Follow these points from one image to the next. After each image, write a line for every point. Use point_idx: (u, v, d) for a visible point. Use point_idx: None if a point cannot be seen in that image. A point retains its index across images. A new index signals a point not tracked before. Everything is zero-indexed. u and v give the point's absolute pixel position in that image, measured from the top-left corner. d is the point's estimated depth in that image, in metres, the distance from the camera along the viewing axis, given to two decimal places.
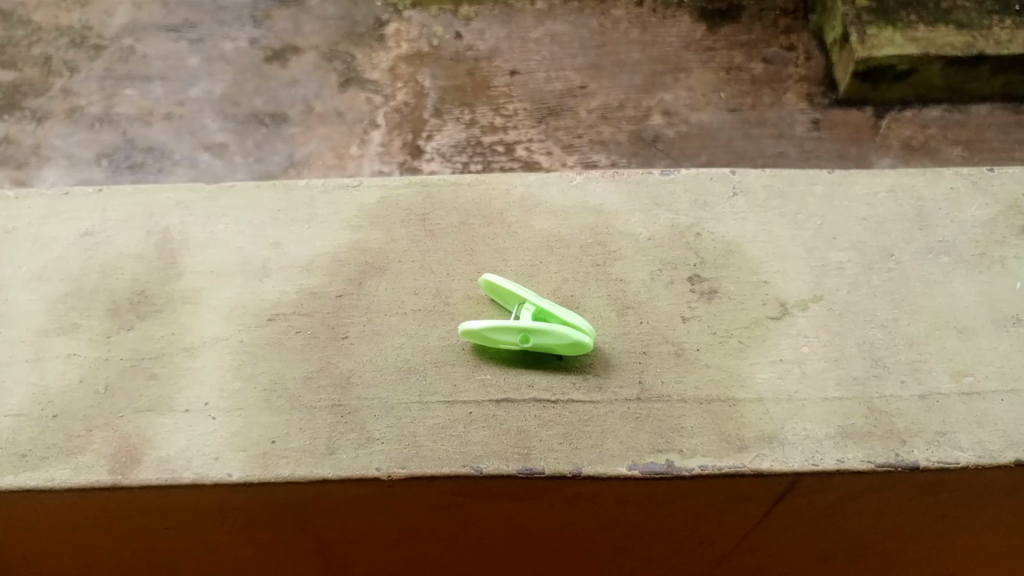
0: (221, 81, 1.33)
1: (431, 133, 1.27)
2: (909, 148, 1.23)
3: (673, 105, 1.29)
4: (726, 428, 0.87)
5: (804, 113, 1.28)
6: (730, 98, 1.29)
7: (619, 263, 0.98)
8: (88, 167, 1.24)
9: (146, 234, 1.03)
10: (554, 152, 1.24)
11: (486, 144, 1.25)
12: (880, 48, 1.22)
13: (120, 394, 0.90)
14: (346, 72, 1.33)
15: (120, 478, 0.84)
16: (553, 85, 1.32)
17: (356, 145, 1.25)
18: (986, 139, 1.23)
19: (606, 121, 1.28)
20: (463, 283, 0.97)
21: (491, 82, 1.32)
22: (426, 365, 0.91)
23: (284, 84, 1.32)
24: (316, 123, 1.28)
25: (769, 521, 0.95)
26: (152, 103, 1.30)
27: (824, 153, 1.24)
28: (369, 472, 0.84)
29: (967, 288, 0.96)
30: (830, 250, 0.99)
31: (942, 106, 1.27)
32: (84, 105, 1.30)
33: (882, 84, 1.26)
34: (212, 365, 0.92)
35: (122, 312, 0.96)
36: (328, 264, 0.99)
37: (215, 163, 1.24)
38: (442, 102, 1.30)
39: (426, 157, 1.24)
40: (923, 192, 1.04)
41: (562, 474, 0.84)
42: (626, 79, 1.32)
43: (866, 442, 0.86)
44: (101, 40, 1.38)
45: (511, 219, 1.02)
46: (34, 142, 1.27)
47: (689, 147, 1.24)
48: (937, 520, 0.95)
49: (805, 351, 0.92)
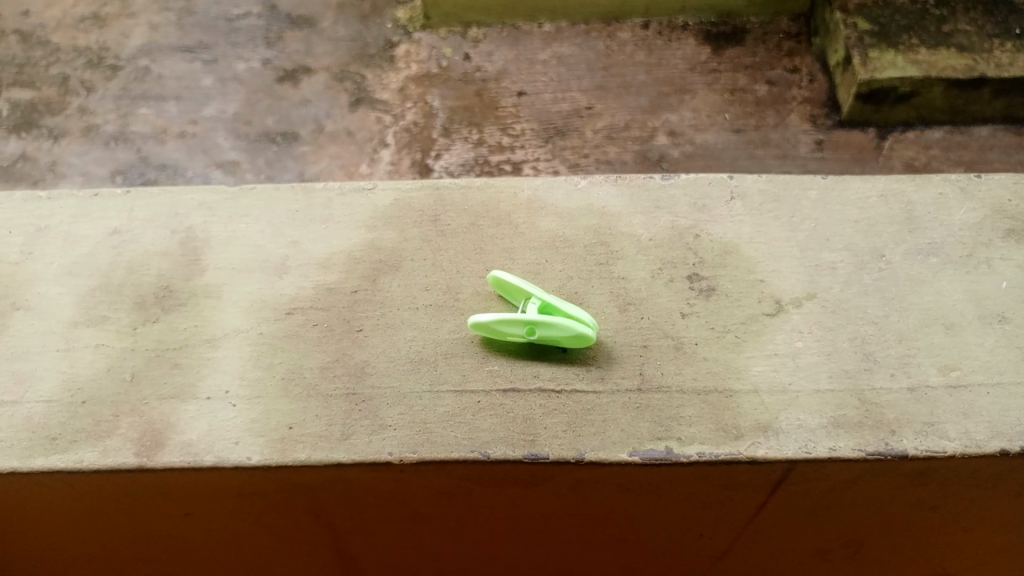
0: (235, 101, 1.39)
1: (440, 152, 1.32)
2: (911, 168, 1.28)
3: (677, 125, 1.34)
4: (724, 418, 0.91)
5: (807, 133, 1.33)
6: (734, 119, 1.35)
7: (621, 262, 1.03)
8: (103, 182, 1.30)
9: (170, 232, 1.08)
10: (561, 171, 1.29)
11: (493, 163, 1.31)
12: (881, 70, 1.27)
13: (146, 380, 0.95)
14: (358, 92, 1.39)
15: (146, 460, 0.88)
16: (559, 106, 1.37)
17: (367, 164, 1.31)
18: (987, 159, 1.28)
19: (611, 140, 1.33)
20: (472, 281, 1.02)
21: (499, 102, 1.38)
22: (437, 357, 0.95)
23: (297, 104, 1.38)
24: (327, 142, 1.33)
25: (764, 513, 1.00)
26: (167, 122, 1.36)
27: (826, 172, 1.28)
28: (382, 456, 0.88)
29: (955, 287, 1.01)
30: (823, 250, 1.04)
31: (944, 127, 1.32)
32: (101, 124, 1.36)
33: (884, 105, 1.31)
34: (234, 355, 0.97)
35: (148, 305, 1.01)
36: (343, 262, 1.04)
37: (228, 180, 1.30)
38: (451, 121, 1.35)
39: (436, 175, 1.29)
40: (913, 196, 1.09)
41: (565, 459, 0.88)
42: (631, 100, 1.38)
43: (857, 431, 0.90)
44: (117, 61, 1.45)
45: (517, 221, 1.07)
46: (52, 159, 1.32)
47: (693, 166, 1.29)
48: (925, 512, 1.00)
49: (799, 346, 0.96)
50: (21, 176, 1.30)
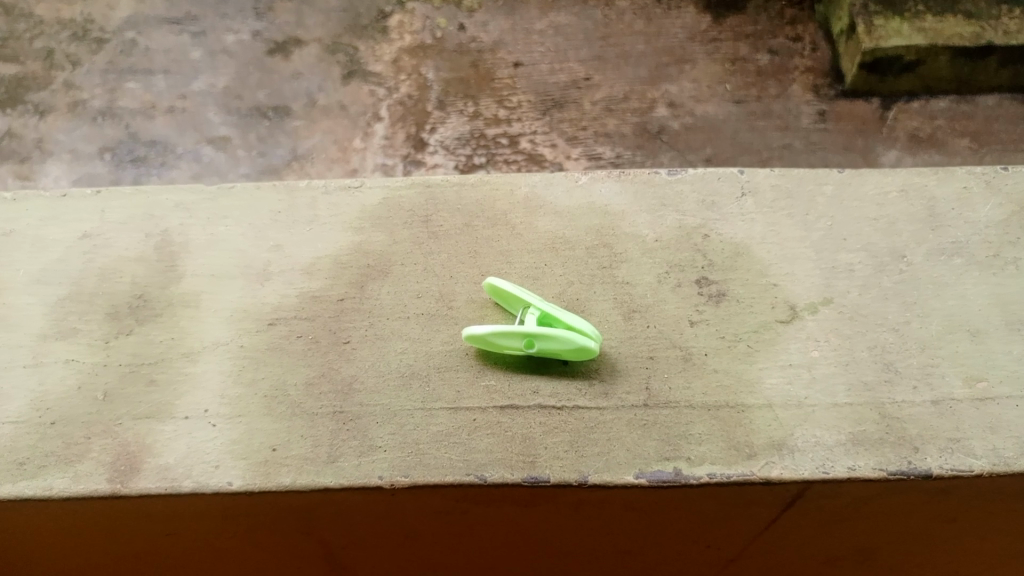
0: (224, 74, 1.31)
1: (435, 125, 1.25)
2: (915, 140, 1.21)
3: (677, 97, 1.27)
4: (735, 435, 0.85)
5: (809, 104, 1.25)
6: (735, 90, 1.27)
7: (625, 265, 0.97)
8: (92, 161, 1.24)
9: (145, 235, 1.01)
10: (559, 145, 1.23)
11: (489, 137, 1.24)
12: (887, 39, 1.20)
13: (119, 399, 0.89)
14: (349, 64, 1.31)
15: (119, 487, 0.83)
16: (556, 77, 1.30)
17: (360, 139, 1.24)
18: (993, 131, 1.21)
19: (611, 112, 1.26)
20: (467, 286, 0.96)
21: (495, 74, 1.30)
22: (430, 370, 0.90)
23: (287, 78, 1.30)
24: (320, 117, 1.26)
25: (774, 527, 0.95)
26: (155, 97, 1.29)
27: (830, 145, 1.21)
28: (371, 481, 0.83)
29: (979, 290, 0.95)
30: (840, 251, 0.97)
31: (949, 97, 1.24)
32: (87, 99, 1.29)
33: (889, 75, 1.23)
34: (214, 370, 0.91)
35: (121, 316, 0.95)
36: (330, 267, 0.97)
37: (218, 157, 1.23)
38: (445, 94, 1.28)
39: (429, 150, 1.23)
40: (935, 191, 1.02)
41: (567, 482, 0.83)
42: (630, 71, 1.30)
43: (878, 449, 0.84)
44: (102, 33, 1.36)
45: (515, 221, 1.00)
46: (38, 136, 1.25)
47: (694, 140, 1.22)
48: (940, 525, 0.95)
49: (814, 356, 0.90)
50: (5, 155, 1.24)
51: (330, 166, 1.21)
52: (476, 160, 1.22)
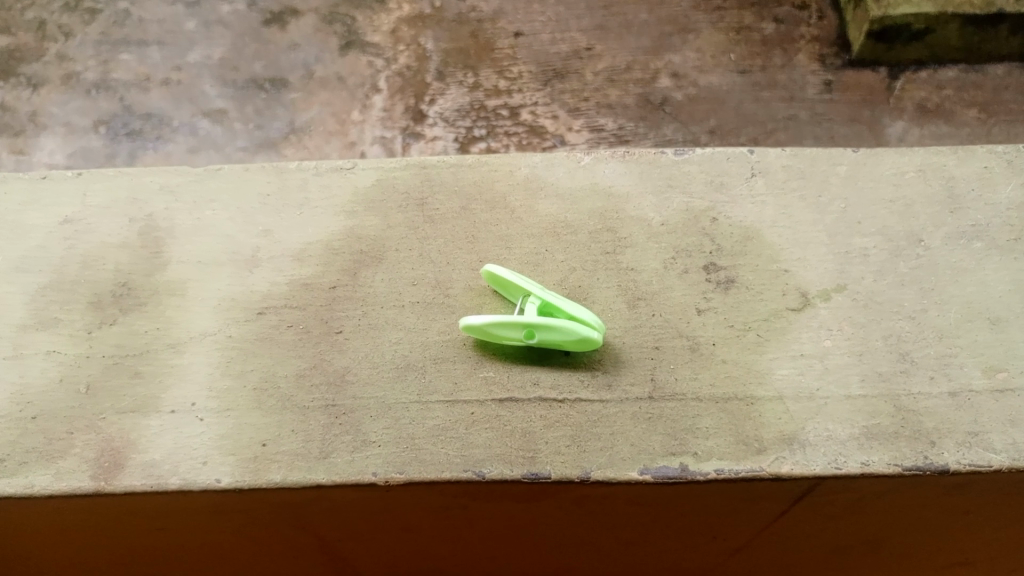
0: (220, 45, 1.26)
1: (434, 97, 1.20)
2: (923, 110, 1.16)
3: (681, 67, 1.21)
4: (744, 429, 0.82)
5: (815, 74, 1.20)
6: (740, 60, 1.22)
7: (630, 250, 0.93)
8: (87, 134, 1.19)
9: (129, 221, 0.97)
10: (560, 116, 1.18)
11: (490, 109, 1.19)
12: (896, 5, 1.14)
13: (103, 392, 0.86)
14: (346, 35, 1.26)
15: (103, 485, 0.80)
16: (558, 47, 1.25)
17: (358, 111, 1.20)
18: (1001, 101, 1.16)
19: (613, 83, 1.21)
20: (465, 273, 0.92)
21: (495, 44, 1.25)
22: (425, 362, 0.86)
23: (284, 49, 1.25)
24: (318, 88, 1.21)
25: (782, 521, 0.92)
26: (149, 69, 1.24)
27: (835, 116, 1.16)
28: (365, 477, 0.80)
29: (999, 275, 0.90)
30: (854, 235, 0.93)
31: (958, 67, 1.19)
32: (81, 71, 1.24)
33: (896, 44, 1.17)
34: (201, 362, 0.87)
35: (105, 305, 0.91)
36: (321, 253, 0.93)
37: (215, 130, 1.19)
38: (445, 65, 1.23)
39: (429, 121, 1.19)
40: (954, 170, 0.98)
41: (569, 478, 0.79)
42: (633, 40, 1.25)
43: (893, 443, 0.81)
44: (94, 3, 1.31)
45: (514, 204, 0.96)
46: (32, 110, 1.21)
47: (697, 112, 1.18)
48: (953, 518, 0.92)
49: (827, 345, 0.86)
50: None
51: (328, 139, 1.17)
52: (476, 132, 1.17)
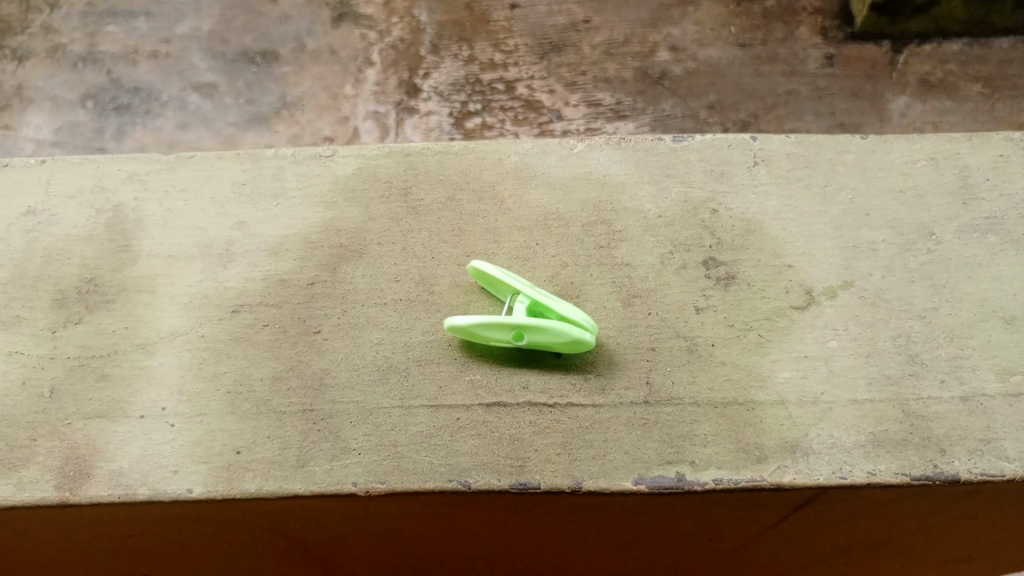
0: (209, 17, 1.19)
1: (428, 70, 1.14)
2: (926, 85, 1.10)
3: (680, 40, 1.15)
4: (744, 436, 0.78)
5: (817, 48, 1.14)
6: (740, 33, 1.15)
7: (625, 244, 0.88)
8: (74, 109, 1.14)
9: (96, 212, 0.92)
10: (557, 91, 1.12)
11: (485, 83, 1.13)
12: None
13: (68, 396, 0.81)
14: (339, 6, 1.20)
15: (68, 495, 0.76)
16: (554, 19, 1.18)
17: (351, 85, 1.14)
18: (1006, 75, 1.10)
19: (610, 57, 1.15)
20: (450, 269, 0.87)
21: (490, 16, 1.19)
22: (408, 364, 0.81)
23: (275, 21, 1.19)
24: (309, 62, 1.16)
25: (778, 529, 0.88)
26: (137, 41, 1.18)
27: (838, 91, 1.10)
28: (344, 488, 0.75)
29: (1014, 270, 0.86)
30: (862, 228, 0.88)
31: (962, 40, 1.13)
32: (67, 44, 1.18)
33: (901, 16, 1.11)
34: (172, 364, 0.82)
35: (70, 303, 0.86)
36: (298, 247, 0.88)
37: (205, 105, 1.13)
38: (439, 37, 1.17)
39: (423, 96, 1.13)
40: (968, 158, 0.92)
41: (560, 489, 0.75)
42: (632, 12, 1.18)
43: (901, 451, 0.77)
44: None
45: (503, 193, 0.91)
46: (16, 83, 1.16)
47: (697, 86, 1.12)
48: (955, 525, 0.88)
49: (833, 346, 0.82)
50: None
51: (320, 114, 1.12)
52: (471, 107, 1.11)
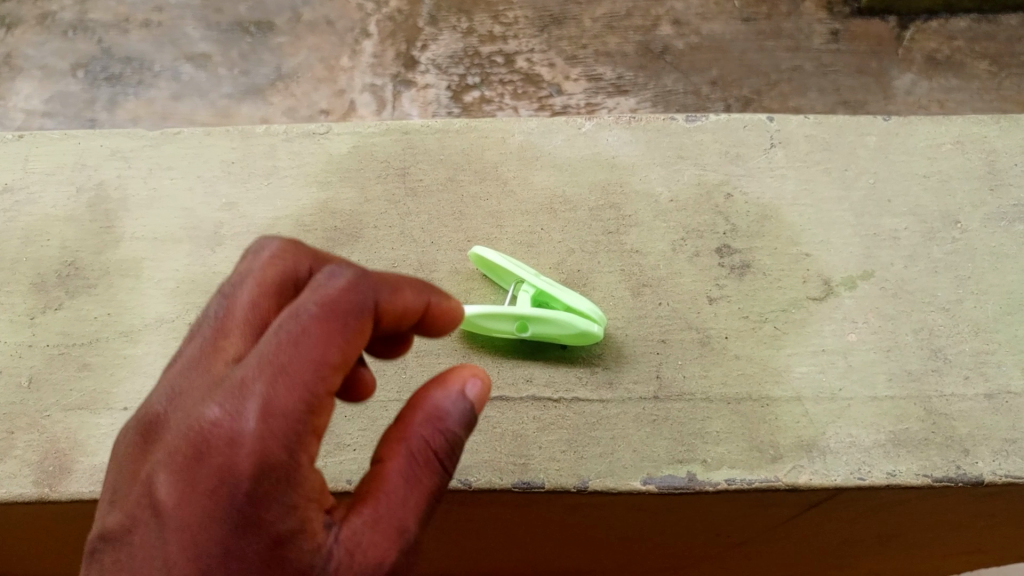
0: None
1: (427, 42, 1.09)
2: (932, 63, 1.05)
3: (683, 14, 1.10)
4: (758, 434, 0.74)
5: (823, 23, 1.09)
6: (744, 7, 1.10)
7: (634, 231, 0.83)
8: (65, 78, 1.09)
9: (77, 190, 0.87)
10: (557, 64, 1.07)
11: (484, 56, 1.08)
12: None
13: (46, 387, 0.77)
14: None
15: (46, 491, 0.72)
16: None
17: (347, 56, 1.09)
18: (1015, 53, 1.04)
19: (612, 30, 1.09)
20: (450, 255, 0.82)
21: None
22: (406, 354, 0.77)
23: None
24: (305, 32, 1.11)
25: (780, 530, 0.84)
26: (129, 8, 1.12)
27: (842, 68, 1.05)
28: (339, 485, 0.72)
29: None
30: (883, 215, 0.84)
31: (970, 17, 1.07)
32: (57, 11, 1.13)
33: None
34: (157, 352, 0.78)
35: (49, 288, 0.82)
36: (291, 229, 0.84)
37: (199, 75, 1.08)
38: (437, 8, 1.11)
39: (420, 69, 1.08)
40: (995, 142, 0.88)
41: (564, 488, 0.71)
42: None
43: (923, 451, 0.73)
44: None
45: (507, 175, 0.87)
46: (5, 51, 1.10)
47: (699, 61, 1.07)
48: (965, 526, 0.84)
49: (852, 340, 0.78)
50: None
51: (316, 86, 1.07)
52: (469, 80, 1.06)
